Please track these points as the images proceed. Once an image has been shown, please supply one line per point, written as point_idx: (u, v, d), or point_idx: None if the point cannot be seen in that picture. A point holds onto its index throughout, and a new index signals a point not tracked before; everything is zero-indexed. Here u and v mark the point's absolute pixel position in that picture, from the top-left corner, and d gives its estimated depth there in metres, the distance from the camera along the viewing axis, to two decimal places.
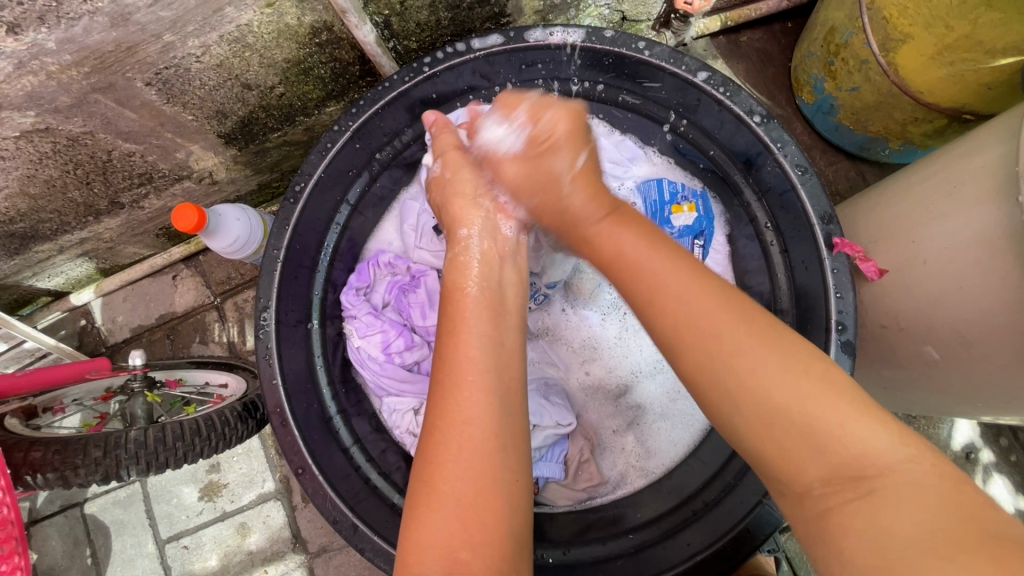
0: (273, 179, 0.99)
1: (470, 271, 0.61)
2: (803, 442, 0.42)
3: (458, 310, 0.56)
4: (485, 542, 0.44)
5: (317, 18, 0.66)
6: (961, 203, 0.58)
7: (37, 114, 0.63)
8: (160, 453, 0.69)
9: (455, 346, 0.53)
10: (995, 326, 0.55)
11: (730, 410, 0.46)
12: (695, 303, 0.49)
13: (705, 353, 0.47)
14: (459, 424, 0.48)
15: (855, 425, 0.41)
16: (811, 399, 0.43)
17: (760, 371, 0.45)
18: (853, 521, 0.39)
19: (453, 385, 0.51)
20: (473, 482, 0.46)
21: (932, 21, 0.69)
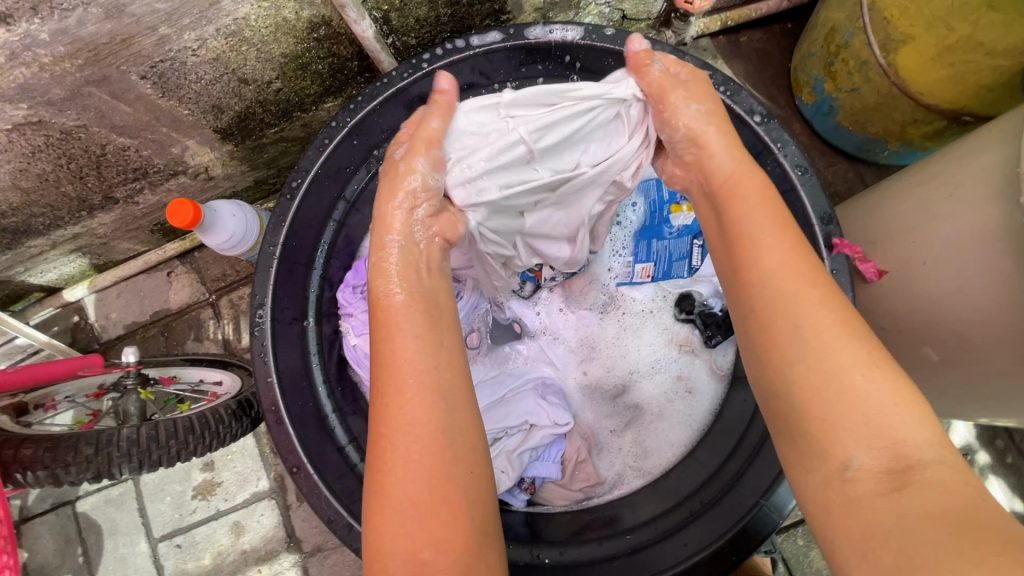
0: (270, 175, 0.98)
1: (391, 275, 0.57)
2: (844, 414, 0.42)
3: (384, 319, 0.55)
4: (444, 539, 0.45)
5: (315, 13, 0.65)
6: (962, 205, 0.57)
7: (30, 107, 0.62)
8: (153, 451, 0.68)
9: (392, 350, 0.53)
10: (997, 328, 0.55)
11: (792, 356, 0.45)
12: (787, 255, 0.48)
13: (780, 295, 0.47)
14: (394, 426, 0.49)
15: (901, 411, 0.41)
16: (863, 365, 0.43)
17: (825, 326, 0.44)
18: (870, 522, 0.38)
19: (393, 389, 0.50)
20: (424, 483, 0.46)
21: (932, 22, 0.69)
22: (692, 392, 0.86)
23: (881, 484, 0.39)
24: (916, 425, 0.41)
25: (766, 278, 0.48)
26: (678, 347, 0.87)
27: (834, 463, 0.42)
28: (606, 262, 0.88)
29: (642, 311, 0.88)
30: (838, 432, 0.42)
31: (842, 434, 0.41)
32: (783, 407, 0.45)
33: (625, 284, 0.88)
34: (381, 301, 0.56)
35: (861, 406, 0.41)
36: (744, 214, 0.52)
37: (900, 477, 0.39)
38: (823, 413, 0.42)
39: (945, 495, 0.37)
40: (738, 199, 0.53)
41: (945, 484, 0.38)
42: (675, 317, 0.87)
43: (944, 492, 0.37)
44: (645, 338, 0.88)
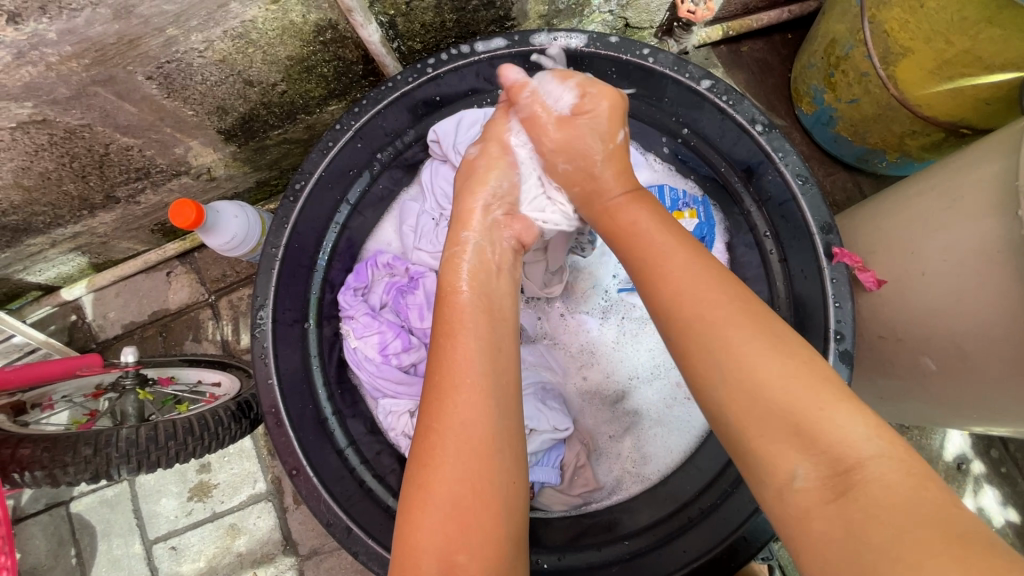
0: (272, 177, 0.98)
1: (462, 271, 0.58)
2: (765, 418, 0.43)
3: (449, 314, 0.54)
4: (479, 542, 0.44)
5: (322, 16, 0.66)
6: (961, 216, 0.58)
7: (34, 106, 0.62)
8: (151, 452, 0.68)
9: (452, 347, 0.52)
10: (996, 338, 0.56)
11: (722, 398, 0.46)
12: (682, 269, 0.51)
13: (685, 315, 0.48)
14: (450, 422, 0.48)
15: (832, 411, 0.42)
16: (801, 395, 0.43)
17: (739, 341, 0.46)
18: (830, 530, 0.38)
19: (449, 385, 0.49)
20: (468, 486, 0.46)
21: (932, 36, 0.69)
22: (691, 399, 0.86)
23: (824, 491, 0.40)
24: (848, 426, 0.41)
25: (668, 298, 0.50)
26: None
27: (779, 478, 0.42)
28: (610, 267, 0.90)
29: (644, 317, 0.88)
30: (784, 434, 0.42)
31: (776, 441, 0.42)
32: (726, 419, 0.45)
33: (626, 290, 0.88)
34: (448, 293, 0.56)
35: (787, 410, 0.43)
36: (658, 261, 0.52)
37: (841, 480, 0.39)
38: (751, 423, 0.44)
39: (895, 490, 0.38)
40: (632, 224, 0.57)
41: (888, 476, 0.38)
42: None
43: (893, 487, 0.38)
44: (644, 344, 0.88)
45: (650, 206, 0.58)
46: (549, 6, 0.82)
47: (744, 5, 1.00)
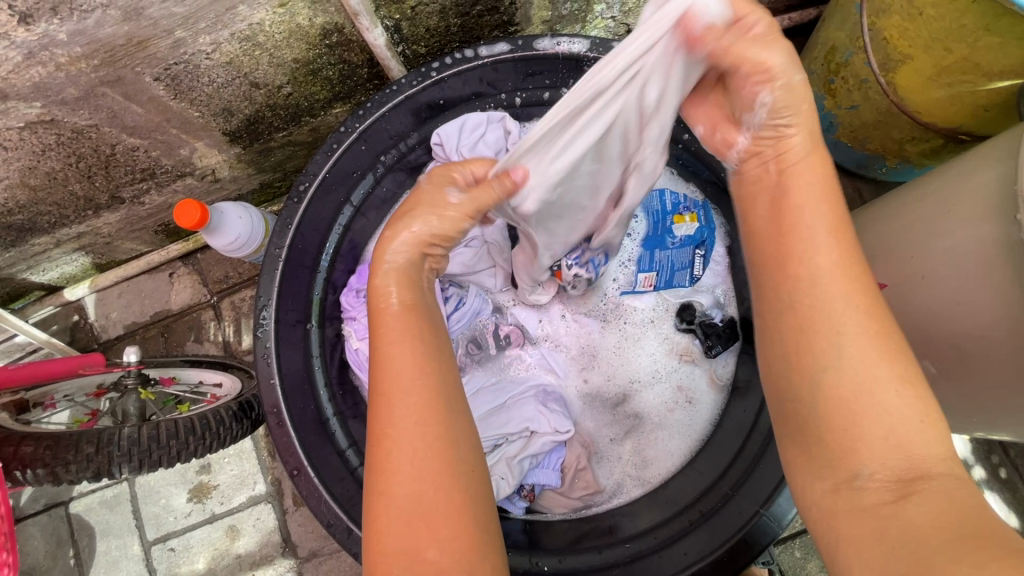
0: (276, 179, 0.98)
1: (389, 276, 0.53)
2: (862, 423, 0.41)
3: (376, 322, 0.51)
4: (449, 538, 0.45)
5: (329, 20, 0.66)
6: (958, 222, 0.59)
7: (43, 106, 0.63)
8: (153, 451, 0.67)
9: (392, 352, 0.49)
10: (994, 343, 0.56)
11: (818, 363, 0.43)
12: (825, 263, 0.45)
13: (803, 305, 0.45)
14: (395, 430, 0.47)
15: (923, 429, 0.41)
16: (889, 383, 0.42)
17: (856, 342, 0.43)
18: (878, 526, 0.39)
19: (388, 394, 0.48)
20: (428, 488, 0.46)
21: (931, 44, 0.70)
22: (692, 402, 0.86)
23: (886, 492, 0.40)
24: (931, 446, 0.41)
25: (804, 281, 0.45)
26: (678, 357, 0.87)
27: (841, 472, 0.42)
28: (612, 272, 0.88)
29: (644, 320, 0.88)
30: (856, 441, 0.42)
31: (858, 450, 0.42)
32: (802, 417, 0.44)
33: (628, 292, 0.88)
34: (384, 302, 0.52)
35: (881, 416, 0.41)
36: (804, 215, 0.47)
37: (907, 485, 0.39)
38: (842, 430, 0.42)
39: (955, 504, 0.37)
40: (774, 207, 0.49)
41: (954, 493, 0.38)
42: (676, 326, 0.87)
43: (955, 502, 0.38)
44: (646, 347, 0.88)
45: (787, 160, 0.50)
46: (552, 11, 0.83)
47: None
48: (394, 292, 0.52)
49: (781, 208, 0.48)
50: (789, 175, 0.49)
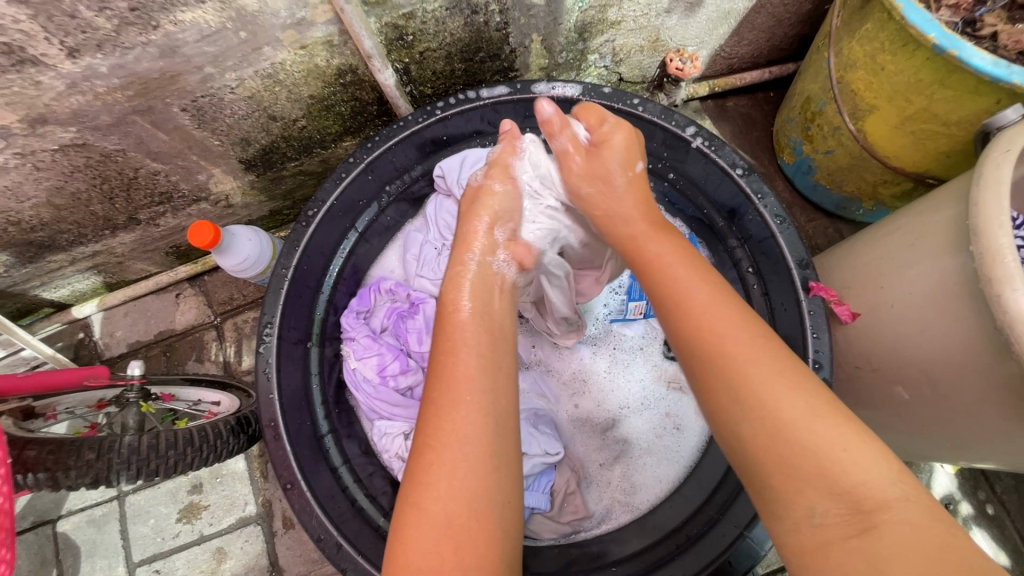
0: (286, 207, 1.04)
1: (464, 290, 0.63)
2: (794, 459, 0.46)
3: (450, 330, 0.59)
4: (473, 561, 0.47)
5: (344, 61, 0.73)
6: (923, 253, 0.63)
7: (77, 131, 0.68)
8: (151, 460, 0.69)
9: (453, 364, 0.56)
10: (960, 367, 0.59)
11: (738, 418, 0.49)
12: (703, 304, 0.54)
13: (713, 345, 0.52)
14: (443, 438, 0.51)
15: (860, 460, 0.45)
16: (813, 419, 0.47)
17: (761, 375, 0.49)
18: (849, 559, 0.42)
19: (448, 402, 0.53)
20: (463, 505, 0.49)
21: (893, 96, 0.76)
22: (680, 429, 0.87)
23: (847, 527, 0.43)
24: (871, 472, 0.44)
25: (689, 325, 0.54)
26: (667, 383, 0.89)
27: (799, 511, 0.45)
28: (602, 298, 0.93)
29: (634, 347, 0.91)
30: (796, 486, 0.46)
31: (798, 487, 0.46)
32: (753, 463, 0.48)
33: (618, 320, 0.92)
34: (449, 311, 0.61)
35: (820, 459, 0.45)
36: (661, 274, 0.59)
37: (865, 518, 0.43)
38: (778, 468, 0.47)
39: (918, 532, 0.41)
40: (660, 262, 0.60)
41: (912, 520, 0.42)
42: (664, 355, 0.90)
43: (917, 530, 0.41)
44: (635, 374, 0.90)
45: (670, 239, 0.63)
46: (549, 59, 0.90)
47: (727, 65, 1.09)
48: (466, 299, 0.62)
49: (667, 280, 0.58)
50: (643, 251, 0.62)
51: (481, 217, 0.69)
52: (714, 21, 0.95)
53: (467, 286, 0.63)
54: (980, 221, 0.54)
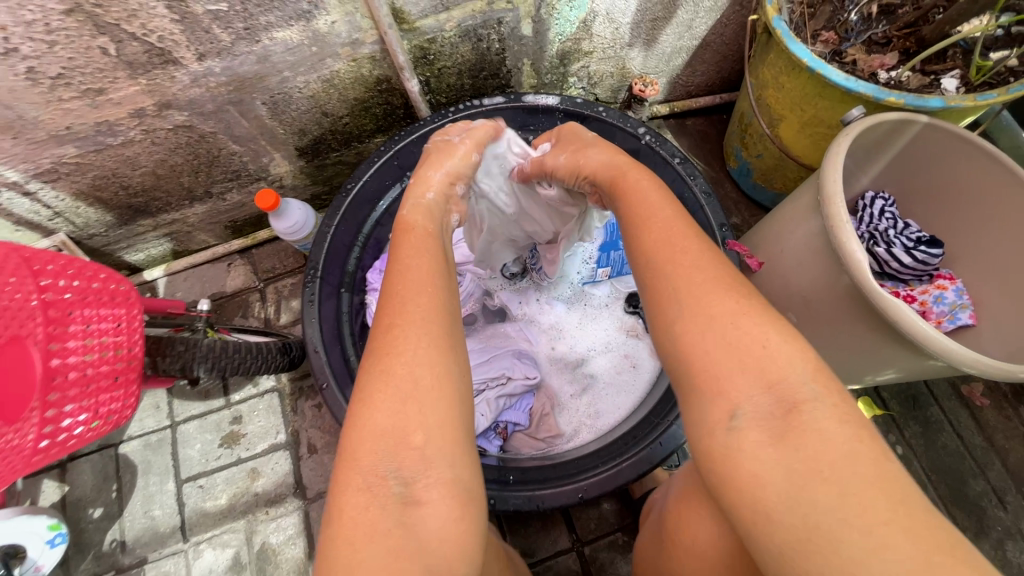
0: (324, 193, 1.28)
1: (415, 215, 0.70)
2: (732, 362, 0.51)
3: (404, 244, 0.66)
4: (427, 425, 0.53)
5: (383, 72, 0.99)
6: (794, 212, 0.86)
7: (188, 115, 0.94)
8: (223, 358, 0.92)
9: (406, 268, 0.62)
10: (824, 285, 0.80)
11: (680, 323, 0.55)
12: (658, 225, 0.61)
13: (661, 257, 0.58)
14: (402, 323, 0.57)
15: (790, 366, 0.50)
16: (748, 319, 0.52)
17: (705, 294, 0.55)
18: (782, 461, 0.47)
19: (402, 293, 0.60)
20: (419, 376, 0.54)
21: (793, 107, 1.00)
22: (636, 367, 1.08)
23: (779, 431, 0.48)
24: (797, 379, 0.50)
25: (643, 250, 0.60)
26: (626, 332, 1.11)
27: (736, 411, 0.51)
28: (576, 265, 1.13)
29: (601, 303, 1.14)
30: (735, 389, 0.51)
31: (732, 387, 0.51)
32: (689, 367, 0.54)
33: (588, 282, 1.14)
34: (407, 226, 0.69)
35: (755, 363, 0.51)
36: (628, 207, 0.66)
37: (798, 422, 0.48)
38: (714, 370, 0.52)
39: (844, 436, 0.47)
40: (625, 194, 0.67)
41: (839, 423, 0.47)
42: (625, 310, 1.13)
43: (843, 433, 0.47)
44: (601, 325, 1.13)
45: (644, 173, 0.69)
46: (538, 79, 1.17)
47: (684, 91, 1.36)
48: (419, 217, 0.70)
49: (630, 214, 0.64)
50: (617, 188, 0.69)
51: (437, 167, 0.76)
52: (668, 54, 1.21)
53: (416, 213, 0.71)
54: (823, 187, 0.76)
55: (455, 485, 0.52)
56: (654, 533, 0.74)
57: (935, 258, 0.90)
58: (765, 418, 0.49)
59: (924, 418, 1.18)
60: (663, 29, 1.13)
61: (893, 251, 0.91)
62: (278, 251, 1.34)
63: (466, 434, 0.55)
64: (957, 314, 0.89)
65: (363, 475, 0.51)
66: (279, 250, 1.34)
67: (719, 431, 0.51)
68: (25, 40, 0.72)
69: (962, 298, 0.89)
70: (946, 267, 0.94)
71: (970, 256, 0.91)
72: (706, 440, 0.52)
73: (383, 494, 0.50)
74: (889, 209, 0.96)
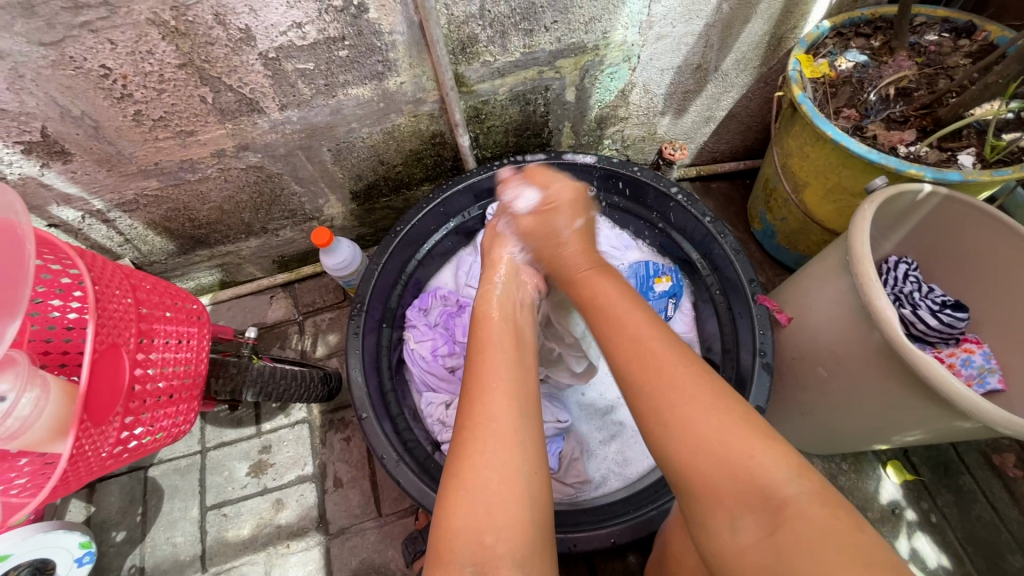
0: (368, 234, 1.36)
1: (492, 303, 0.78)
2: (711, 463, 0.54)
3: (482, 343, 0.72)
4: (505, 527, 0.56)
5: (438, 128, 1.09)
6: (822, 272, 0.90)
7: (261, 157, 1.03)
8: (272, 382, 0.97)
9: (486, 363, 0.68)
10: (852, 342, 0.84)
11: (664, 438, 0.57)
12: (637, 333, 0.66)
13: (643, 365, 0.62)
14: (478, 424, 0.62)
15: (760, 456, 0.53)
16: (720, 428, 0.55)
17: (685, 392, 0.59)
18: (760, 559, 0.49)
19: (484, 392, 0.65)
20: (498, 478, 0.58)
21: (818, 175, 1.07)
22: None
23: (761, 527, 0.50)
24: (774, 468, 0.52)
25: (626, 358, 0.65)
26: None
27: (721, 524, 0.52)
28: None
29: None
30: (717, 493, 0.53)
31: (721, 493, 0.53)
32: (673, 471, 0.57)
33: None
34: (483, 317, 0.76)
35: (729, 462, 0.53)
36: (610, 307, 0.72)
37: (777, 516, 0.50)
38: (704, 480, 0.54)
39: (816, 524, 0.48)
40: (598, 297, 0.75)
41: (812, 516, 0.49)
42: None
43: (815, 522, 0.48)
44: None
45: (610, 276, 0.78)
46: (576, 139, 1.26)
47: (711, 156, 1.45)
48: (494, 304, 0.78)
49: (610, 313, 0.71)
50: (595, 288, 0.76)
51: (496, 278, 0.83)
52: (697, 122, 1.30)
53: (495, 294, 0.80)
54: (852, 253, 0.80)
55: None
56: (656, 558, 0.76)
57: (961, 321, 0.93)
58: (725, 532, 0.52)
59: (956, 486, 1.16)
60: (694, 100, 1.23)
61: (919, 313, 0.94)
62: (319, 286, 1.39)
63: (541, 528, 0.58)
64: (986, 377, 0.90)
65: (445, 570, 0.54)
66: (321, 285, 1.39)
67: (719, 535, 0.52)
68: (140, 87, 0.83)
69: (990, 363, 0.90)
70: (972, 331, 0.96)
71: (994, 322, 0.94)
72: (708, 538, 0.54)
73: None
74: (913, 273, 0.99)
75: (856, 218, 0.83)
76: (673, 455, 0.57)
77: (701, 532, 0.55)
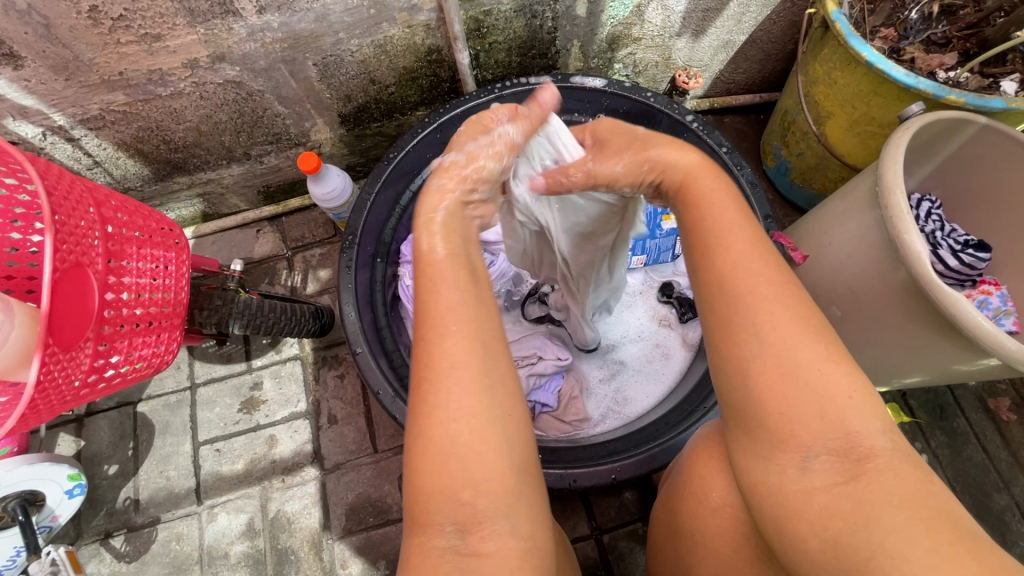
0: (359, 164, 1.28)
1: (437, 230, 0.54)
2: (799, 402, 0.43)
3: (423, 263, 0.52)
4: (488, 483, 0.46)
5: (434, 42, 0.99)
6: (853, 206, 0.83)
7: (239, 70, 0.93)
8: (259, 316, 0.92)
9: (432, 292, 0.50)
10: (874, 279, 0.80)
11: (750, 352, 0.45)
12: (730, 234, 0.49)
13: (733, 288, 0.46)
14: (432, 368, 0.47)
15: (860, 403, 0.44)
16: (825, 362, 0.44)
17: (781, 318, 0.45)
18: (830, 506, 0.42)
19: (434, 331, 0.48)
20: (466, 427, 0.46)
21: (844, 104, 1.00)
22: (667, 356, 1.08)
23: (836, 475, 0.43)
24: (863, 414, 0.44)
25: (721, 267, 0.47)
26: (658, 322, 1.12)
27: (791, 458, 0.44)
28: None
29: (634, 292, 1.14)
30: (797, 427, 0.43)
31: (799, 430, 0.43)
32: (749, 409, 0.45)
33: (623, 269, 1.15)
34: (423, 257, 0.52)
35: (820, 393, 0.43)
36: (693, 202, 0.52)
37: (854, 466, 0.43)
38: (785, 413, 0.44)
39: (901, 481, 0.41)
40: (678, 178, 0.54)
41: (897, 471, 0.42)
42: (658, 299, 1.13)
43: (900, 478, 0.42)
44: (634, 313, 1.13)
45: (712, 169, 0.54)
46: (584, 62, 1.16)
47: (726, 88, 1.35)
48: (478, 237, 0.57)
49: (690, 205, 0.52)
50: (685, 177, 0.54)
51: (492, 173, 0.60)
52: (715, 47, 1.20)
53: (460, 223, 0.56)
54: (885, 186, 0.74)
55: (519, 544, 0.46)
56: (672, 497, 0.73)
57: (982, 263, 0.88)
58: (791, 471, 0.44)
59: (950, 428, 1.16)
60: (714, 21, 1.12)
61: (939, 252, 0.89)
62: (308, 220, 1.32)
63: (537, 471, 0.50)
64: (1001, 320, 0.87)
65: (423, 532, 0.46)
66: (310, 219, 1.32)
67: (775, 469, 0.45)
68: None
69: (1007, 304, 0.88)
70: (990, 274, 0.93)
71: (1016, 264, 0.90)
72: (753, 474, 0.47)
73: (439, 550, 0.45)
74: (936, 211, 0.95)
75: (890, 152, 0.76)
76: (756, 358, 0.44)
77: (745, 466, 0.47)
